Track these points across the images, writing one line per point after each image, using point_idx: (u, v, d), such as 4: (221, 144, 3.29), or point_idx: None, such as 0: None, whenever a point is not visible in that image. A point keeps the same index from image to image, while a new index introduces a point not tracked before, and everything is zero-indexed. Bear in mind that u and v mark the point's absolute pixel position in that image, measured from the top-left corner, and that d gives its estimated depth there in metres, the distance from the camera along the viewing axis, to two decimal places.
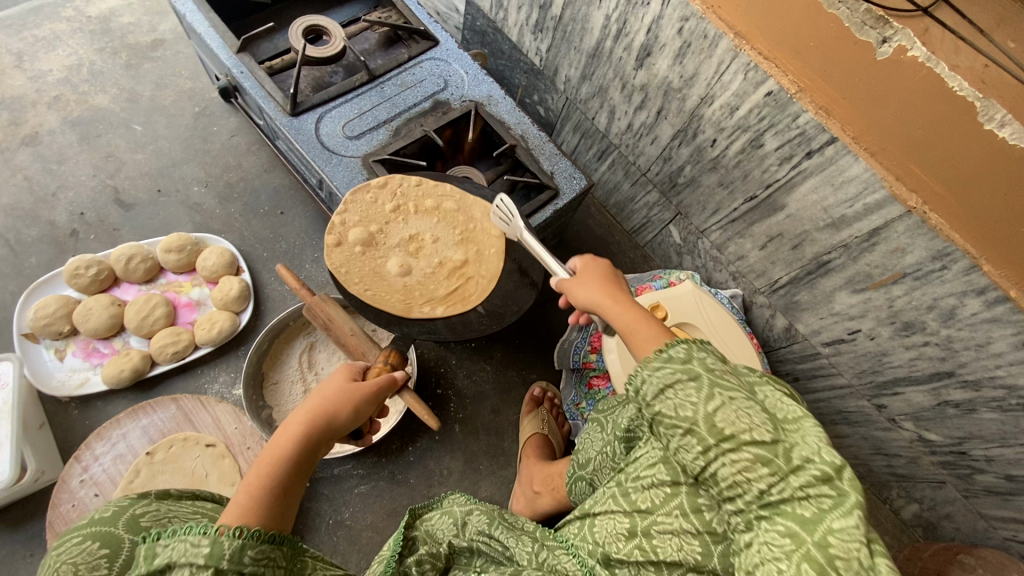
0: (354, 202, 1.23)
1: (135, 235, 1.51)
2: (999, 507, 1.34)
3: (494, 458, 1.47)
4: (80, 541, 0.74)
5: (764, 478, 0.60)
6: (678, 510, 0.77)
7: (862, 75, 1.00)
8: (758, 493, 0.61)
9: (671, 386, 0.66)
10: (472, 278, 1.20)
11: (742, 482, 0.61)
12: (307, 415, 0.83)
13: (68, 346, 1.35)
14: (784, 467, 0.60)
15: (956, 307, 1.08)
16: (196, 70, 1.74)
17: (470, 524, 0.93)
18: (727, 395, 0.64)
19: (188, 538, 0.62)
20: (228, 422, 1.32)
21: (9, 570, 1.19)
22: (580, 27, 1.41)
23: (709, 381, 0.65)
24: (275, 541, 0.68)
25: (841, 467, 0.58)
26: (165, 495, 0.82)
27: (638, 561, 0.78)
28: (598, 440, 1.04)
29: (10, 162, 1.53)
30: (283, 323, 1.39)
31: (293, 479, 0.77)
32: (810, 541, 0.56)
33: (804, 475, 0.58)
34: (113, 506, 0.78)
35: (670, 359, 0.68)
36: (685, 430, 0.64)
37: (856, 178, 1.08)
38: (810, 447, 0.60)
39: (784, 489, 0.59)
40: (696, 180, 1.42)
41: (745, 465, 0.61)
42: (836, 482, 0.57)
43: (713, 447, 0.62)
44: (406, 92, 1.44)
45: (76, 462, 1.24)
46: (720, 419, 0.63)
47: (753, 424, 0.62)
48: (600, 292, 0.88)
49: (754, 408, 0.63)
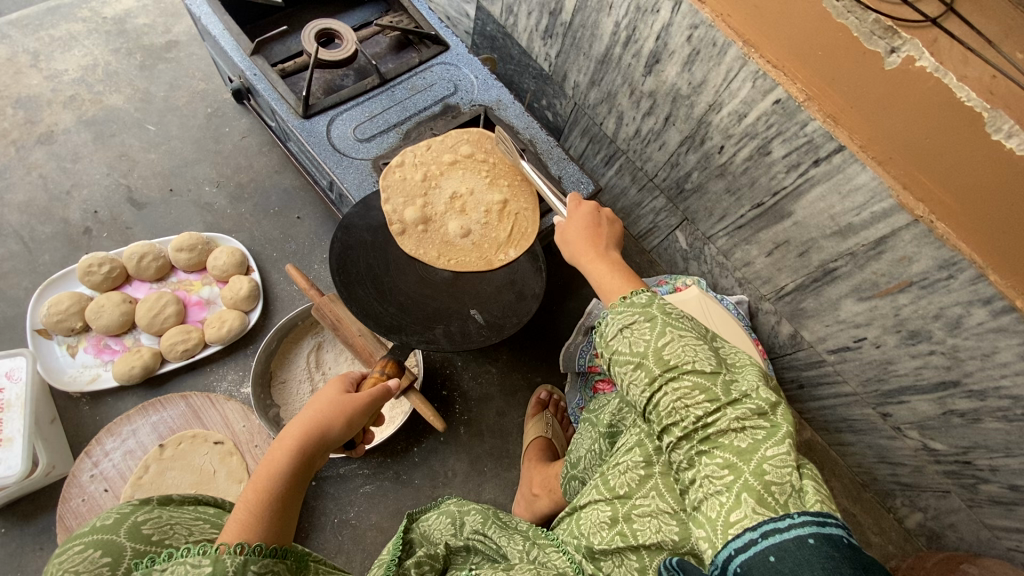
0: (389, 186, 1.26)
1: (147, 234, 1.53)
2: (1004, 518, 1.33)
3: (498, 460, 1.48)
4: (82, 549, 0.70)
5: (703, 406, 0.64)
6: (654, 492, 0.81)
7: (864, 82, 1.01)
8: (696, 419, 0.64)
9: (628, 325, 0.70)
10: (518, 213, 1.29)
11: (681, 410, 0.64)
12: (301, 432, 0.84)
13: (80, 343, 1.37)
14: (723, 398, 0.64)
15: (962, 316, 1.08)
16: (209, 71, 1.76)
17: (467, 524, 0.95)
18: (678, 333, 0.68)
19: (189, 559, 0.63)
20: (237, 419, 1.33)
21: (19, 564, 1.21)
22: (589, 33, 1.43)
23: (663, 321, 0.69)
24: (277, 555, 0.69)
25: (776, 404, 0.63)
26: (166, 501, 0.81)
27: (619, 547, 0.79)
28: (588, 439, 1.08)
29: (26, 160, 1.56)
30: (291, 323, 1.40)
31: (291, 493, 0.78)
32: (747, 470, 0.59)
33: (741, 407, 0.63)
34: (115, 513, 0.75)
35: (632, 303, 0.73)
36: (636, 364, 0.68)
37: (863, 186, 1.08)
38: (749, 385, 0.65)
39: (722, 420, 0.63)
40: (703, 186, 1.43)
41: (686, 393, 0.65)
42: (770, 415, 0.63)
43: (659, 376, 0.66)
44: (416, 96, 1.46)
45: (86, 457, 1.25)
46: (669, 351, 0.67)
47: (697, 357, 0.66)
48: (579, 242, 0.92)
49: (701, 347, 0.68)
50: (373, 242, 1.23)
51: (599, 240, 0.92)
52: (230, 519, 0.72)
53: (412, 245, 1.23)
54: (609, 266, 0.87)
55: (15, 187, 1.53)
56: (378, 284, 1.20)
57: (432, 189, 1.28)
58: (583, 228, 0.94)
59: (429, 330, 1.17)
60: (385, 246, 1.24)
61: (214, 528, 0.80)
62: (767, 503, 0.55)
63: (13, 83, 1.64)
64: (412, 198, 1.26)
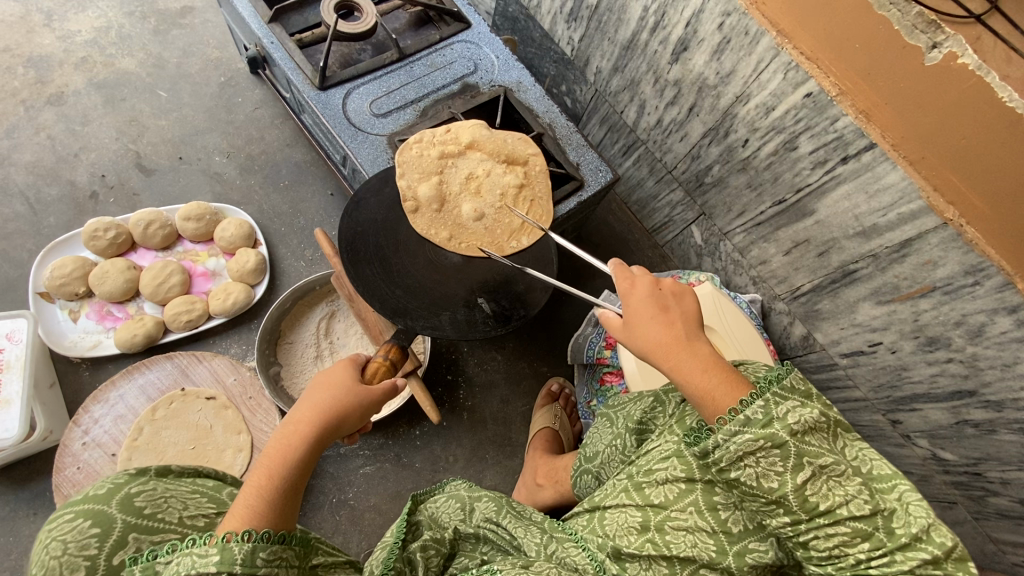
0: (406, 161, 1.23)
1: (155, 201, 1.50)
2: (1011, 532, 1.30)
3: (500, 448, 1.46)
4: (72, 518, 0.66)
5: (866, 550, 0.64)
6: (693, 508, 0.80)
7: (904, 78, 0.97)
8: (856, 561, 0.64)
9: (752, 454, 0.67)
10: (534, 201, 1.26)
11: (840, 552, 0.65)
12: (309, 418, 0.80)
13: (82, 308, 1.35)
14: (891, 543, 0.63)
15: (985, 324, 1.06)
16: (224, 39, 1.72)
17: (478, 511, 0.93)
18: (817, 465, 0.66)
19: (194, 550, 0.60)
20: (226, 374, 1.29)
21: (11, 528, 1.19)
22: (616, 17, 1.40)
23: (794, 452, 0.66)
24: (287, 541, 0.66)
25: (948, 548, 0.63)
26: (164, 472, 0.75)
27: (650, 555, 0.78)
28: (607, 434, 1.05)
29: (34, 120, 1.53)
30: (310, 285, 1.39)
31: (302, 480, 0.75)
32: None
33: (914, 554, 0.62)
34: (109, 482, 0.70)
35: (748, 423, 0.69)
36: (773, 501, 0.67)
37: (892, 186, 1.07)
38: (916, 526, 0.63)
39: (888, 561, 0.63)
40: (724, 180, 1.40)
41: (843, 538, 0.65)
42: (944, 562, 0.62)
43: (809, 520, 0.66)
44: (435, 73, 1.43)
45: (75, 425, 1.20)
46: (813, 491, 0.66)
47: (849, 497, 0.65)
48: (653, 336, 0.80)
49: (850, 477, 0.66)
50: (383, 217, 1.18)
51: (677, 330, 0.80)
52: (237, 501, 0.69)
53: (425, 221, 1.18)
54: (709, 376, 0.76)
55: (22, 148, 1.50)
56: (385, 264, 1.14)
57: (447, 166, 1.25)
58: (651, 313, 0.81)
59: (436, 316, 1.11)
60: (396, 222, 1.19)
61: (210, 502, 0.75)
62: None
63: (25, 42, 1.61)
64: (427, 176, 1.22)
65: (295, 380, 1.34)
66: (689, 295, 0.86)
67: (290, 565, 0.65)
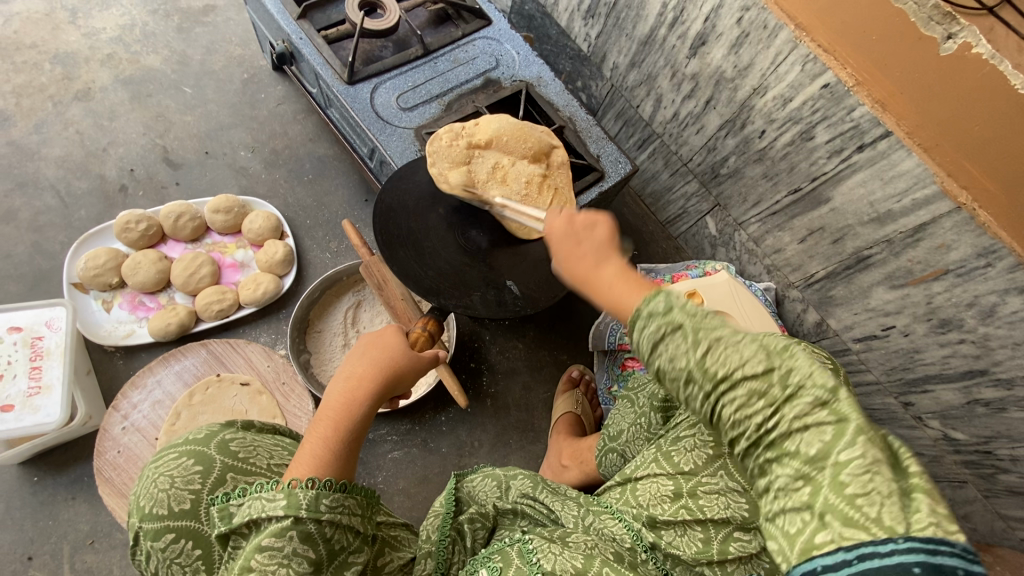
0: (435, 151, 1.23)
1: (184, 194, 1.53)
2: (1020, 508, 1.34)
3: (523, 434, 1.49)
4: (177, 457, 0.74)
5: (760, 411, 0.52)
6: (722, 471, 0.84)
7: (922, 68, 1.00)
8: (754, 428, 0.52)
9: (658, 342, 0.56)
10: (557, 189, 1.28)
11: (740, 424, 0.53)
12: (371, 374, 0.83)
13: (115, 298, 1.38)
14: (778, 396, 0.51)
15: (996, 305, 1.11)
16: (246, 37, 1.75)
17: (514, 488, 0.96)
18: (713, 335, 0.54)
19: (263, 494, 0.65)
20: (260, 360, 1.32)
21: (50, 512, 1.21)
22: (634, 14, 1.44)
23: (692, 327, 0.55)
24: (349, 490, 0.70)
25: (836, 387, 0.49)
26: (248, 426, 0.83)
27: (684, 520, 0.81)
28: (630, 413, 1.09)
29: (63, 116, 1.56)
30: (337, 275, 1.42)
31: (363, 432, 0.79)
32: (822, 479, 0.47)
33: (799, 403, 0.50)
34: (206, 430, 0.79)
35: (650, 313, 0.57)
36: (681, 383, 0.56)
37: (907, 172, 1.11)
38: (802, 372, 0.51)
39: (782, 424, 0.51)
40: (739, 172, 1.45)
41: (740, 404, 0.53)
42: (834, 404, 0.49)
43: (709, 395, 0.54)
44: (458, 68, 1.47)
45: (115, 410, 1.22)
46: (708, 362, 0.54)
47: (744, 359, 0.53)
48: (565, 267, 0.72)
49: (745, 339, 0.54)
50: (414, 204, 1.20)
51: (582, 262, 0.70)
52: (301, 451, 0.73)
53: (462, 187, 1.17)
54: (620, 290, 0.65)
55: (52, 142, 1.53)
56: (417, 247, 1.15)
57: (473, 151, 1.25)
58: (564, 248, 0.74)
59: (466, 296, 1.12)
60: (428, 208, 1.20)
61: (291, 454, 0.81)
62: (855, 523, 0.44)
63: (51, 39, 1.64)
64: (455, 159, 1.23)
65: (325, 367, 1.37)
66: (603, 222, 0.74)
67: (353, 513, 0.69)
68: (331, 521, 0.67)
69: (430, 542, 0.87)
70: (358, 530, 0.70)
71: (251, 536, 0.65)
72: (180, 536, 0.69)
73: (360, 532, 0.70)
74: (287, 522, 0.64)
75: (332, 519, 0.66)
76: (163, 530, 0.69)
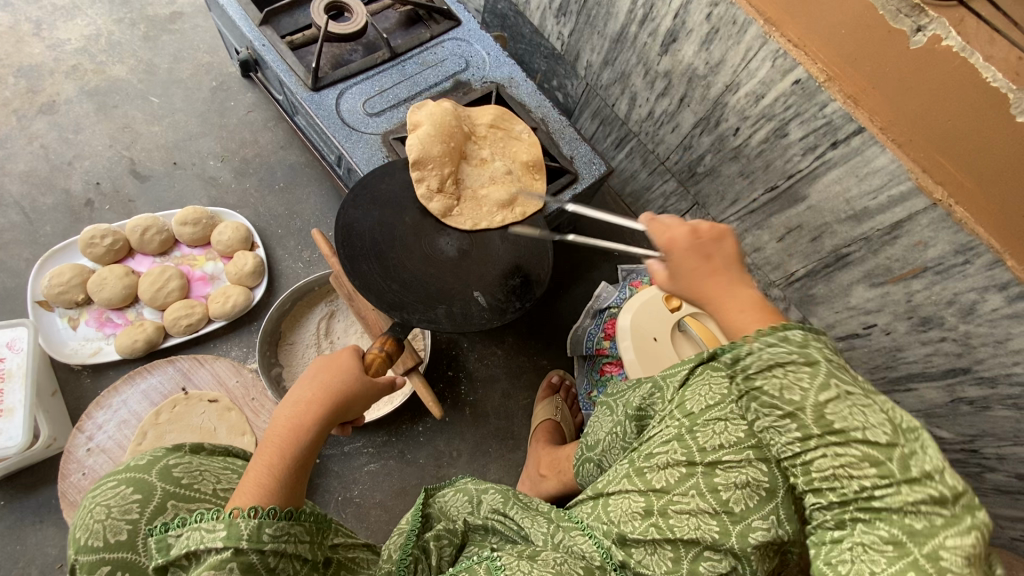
0: (465, 213, 1.20)
1: (152, 207, 1.50)
2: (1009, 507, 1.31)
3: (503, 442, 1.47)
4: (115, 485, 0.72)
5: (871, 478, 0.56)
6: (694, 491, 0.79)
7: (891, 62, 0.97)
8: (859, 489, 0.57)
9: (783, 366, 0.62)
10: (506, 157, 1.30)
11: (843, 478, 0.58)
12: (320, 398, 0.81)
13: (81, 315, 1.35)
14: (899, 475, 0.55)
15: (976, 302, 1.07)
16: (214, 43, 1.72)
17: (485, 503, 0.94)
18: (844, 389, 0.59)
19: (202, 525, 0.63)
20: (228, 376, 1.31)
21: (17, 537, 1.19)
22: (605, 11, 1.41)
23: (825, 371, 0.61)
24: (294, 518, 0.67)
25: (962, 493, 0.54)
26: (198, 449, 0.81)
27: (653, 539, 0.78)
28: (608, 422, 1.05)
29: (27, 129, 1.53)
30: (309, 286, 1.39)
31: (310, 460, 0.77)
32: (917, 552, 0.52)
33: (922, 488, 0.54)
34: (148, 455, 0.76)
35: (788, 339, 0.65)
36: (787, 413, 0.61)
37: (882, 169, 1.08)
38: (932, 463, 0.55)
39: (893, 496, 0.55)
40: (716, 169, 1.42)
41: (850, 461, 0.57)
42: (951, 504, 0.54)
43: (816, 436, 0.59)
44: (427, 71, 1.43)
45: (79, 432, 1.20)
46: (832, 411, 0.59)
47: (870, 422, 0.57)
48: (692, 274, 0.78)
49: (876, 408, 0.58)
50: (379, 214, 1.16)
51: (689, 277, 0.78)
52: (244, 480, 0.70)
53: (417, 142, 1.20)
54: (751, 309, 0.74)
55: (16, 157, 1.50)
56: (382, 261, 1.12)
57: (462, 147, 1.27)
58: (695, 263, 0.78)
59: (431, 309, 1.09)
60: (392, 217, 1.17)
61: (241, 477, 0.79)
62: None
63: (14, 52, 1.61)
64: (443, 172, 1.20)
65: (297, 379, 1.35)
66: (728, 236, 0.81)
67: (300, 541, 0.67)
68: (275, 550, 0.64)
69: (391, 561, 0.84)
70: (306, 558, 0.67)
71: (191, 569, 0.62)
72: (117, 569, 0.67)
73: (308, 560, 0.67)
74: (226, 554, 0.61)
75: (274, 550, 0.64)
76: (99, 563, 0.67)
